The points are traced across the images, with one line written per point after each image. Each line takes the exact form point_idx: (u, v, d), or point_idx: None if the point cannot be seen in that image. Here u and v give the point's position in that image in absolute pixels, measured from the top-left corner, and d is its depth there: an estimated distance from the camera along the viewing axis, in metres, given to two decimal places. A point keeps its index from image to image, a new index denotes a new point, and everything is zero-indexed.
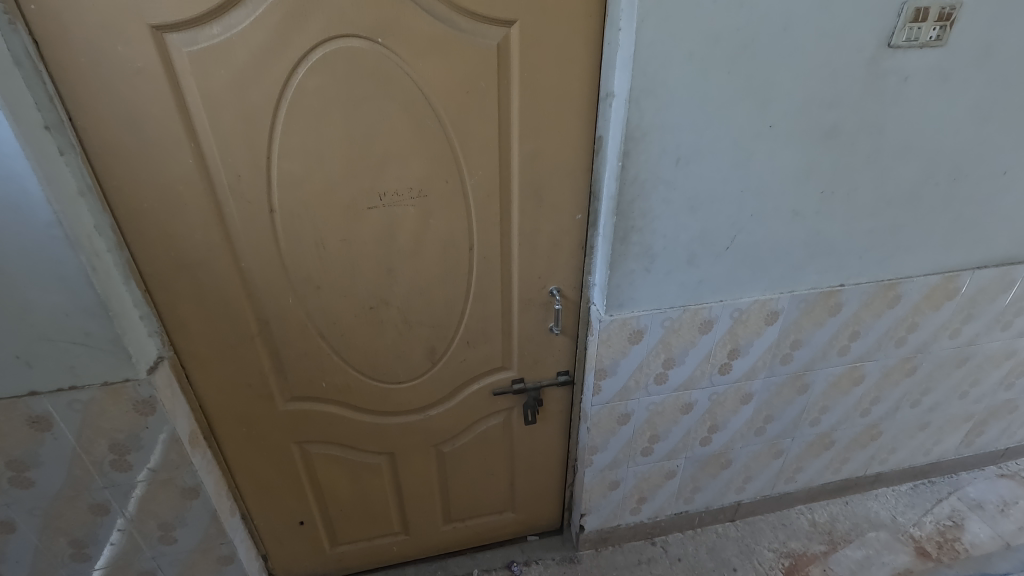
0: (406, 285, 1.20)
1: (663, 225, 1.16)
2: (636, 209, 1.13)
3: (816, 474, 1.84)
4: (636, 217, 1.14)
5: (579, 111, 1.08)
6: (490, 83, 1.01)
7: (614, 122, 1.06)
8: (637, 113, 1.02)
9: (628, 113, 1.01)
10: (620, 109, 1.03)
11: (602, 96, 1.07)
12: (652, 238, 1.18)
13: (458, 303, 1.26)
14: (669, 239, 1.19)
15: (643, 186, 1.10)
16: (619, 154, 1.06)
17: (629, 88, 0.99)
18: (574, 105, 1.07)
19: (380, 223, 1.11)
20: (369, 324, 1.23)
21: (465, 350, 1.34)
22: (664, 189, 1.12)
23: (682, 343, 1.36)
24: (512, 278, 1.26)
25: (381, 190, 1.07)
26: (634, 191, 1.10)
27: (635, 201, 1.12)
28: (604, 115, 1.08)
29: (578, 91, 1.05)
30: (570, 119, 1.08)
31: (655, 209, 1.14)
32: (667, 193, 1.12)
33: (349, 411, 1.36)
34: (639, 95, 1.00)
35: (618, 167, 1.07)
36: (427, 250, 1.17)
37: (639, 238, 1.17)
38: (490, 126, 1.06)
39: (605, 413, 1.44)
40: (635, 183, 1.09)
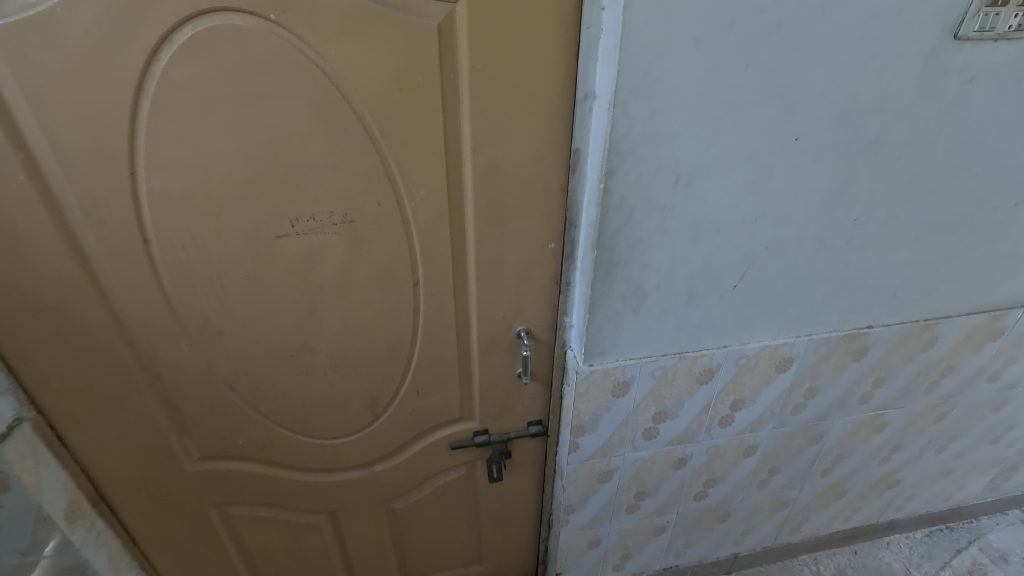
0: (335, 327, 0.96)
1: (655, 260, 0.93)
2: (622, 241, 0.89)
3: (825, 523, 1.63)
4: (622, 250, 0.90)
5: (551, 115, 0.83)
6: (431, 78, 0.77)
7: (595, 131, 0.82)
8: (625, 120, 0.77)
9: (611, 120, 0.77)
10: (601, 115, 0.79)
11: (578, 97, 0.82)
12: (642, 274, 0.94)
13: (403, 347, 1.03)
14: (663, 275, 0.95)
15: (632, 213, 0.86)
16: (601, 174, 0.82)
17: (614, 87, 0.75)
18: (544, 106, 0.82)
19: (294, 256, 0.87)
20: (291, 373, 1.00)
21: (415, 400, 1.11)
22: (657, 217, 0.88)
23: (676, 394, 1.13)
24: (469, 318, 1.03)
25: (293, 215, 0.83)
26: (621, 219, 0.86)
27: (622, 231, 0.88)
28: (582, 121, 0.83)
29: (548, 89, 0.81)
30: (539, 125, 0.83)
31: (646, 241, 0.90)
32: (661, 222, 0.88)
33: (276, 469, 1.14)
34: (626, 98, 0.75)
35: (599, 189, 0.83)
36: (360, 287, 0.93)
37: (625, 275, 0.93)
38: (433, 135, 0.81)
39: (584, 471, 1.22)
40: (622, 209, 0.85)
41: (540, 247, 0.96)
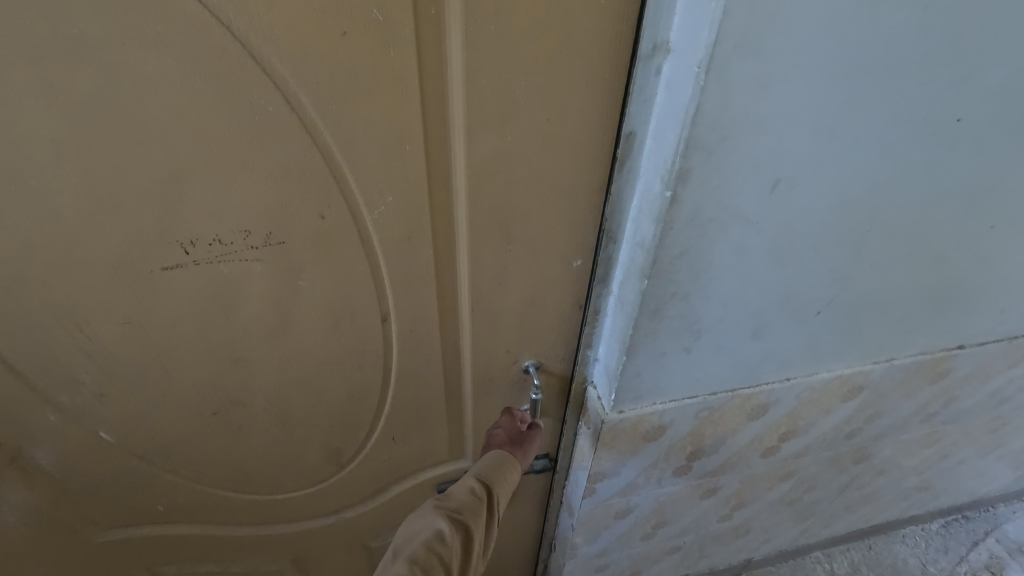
0: (273, 378, 0.69)
1: (725, 289, 0.65)
2: (685, 268, 0.61)
3: (845, 525, 1.50)
4: (682, 280, 0.62)
5: (593, 77, 0.52)
6: (394, 17, 0.44)
7: (664, 108, 0.51)
8: (720, 95, 0.46)
9: (698, 95, 0.46)
10: (678, 85, 0.48)
11: (638, 50, 0.50)
12: (702, 307, 0.67)
13: (371, 393, 0.76)
14: (729, 306, 0.68)
15: (705, 231, 0.57)
16: (668, 177, 0.52)
17: (711, 38, 0.43)
18: (583, 64, 0.51)
19: (197, 294, 0.57)
20: (217, 433, 0.73)
21: (391, 446, 0.87)
22: (738, 235, 0.59)
23: (719, 432, 0.90)
24: (459, 353, 0.76)
25: (182, 238, 0.52)
26: (687, 240, 0.58)
27: (686, 255, 0.60)
28: (642, 89, 0.52)
29: (593, 35, 0.49)
30: (572, 94, 0.52)
31: (716, 266, 0.62)
32: (742, 241, 0.60)
33: (216, 527, 0.90)
34: (729, 58, 0.44)
35: (662, 199, 0.54)
36: (304, 327, 0.65)
37: (680, 310, 0.66)
38: (402, 114, 0.50)
39: (598, 511, 1.02)
40: (692, 226, 0.57)
41: (561, 264, 0.68)
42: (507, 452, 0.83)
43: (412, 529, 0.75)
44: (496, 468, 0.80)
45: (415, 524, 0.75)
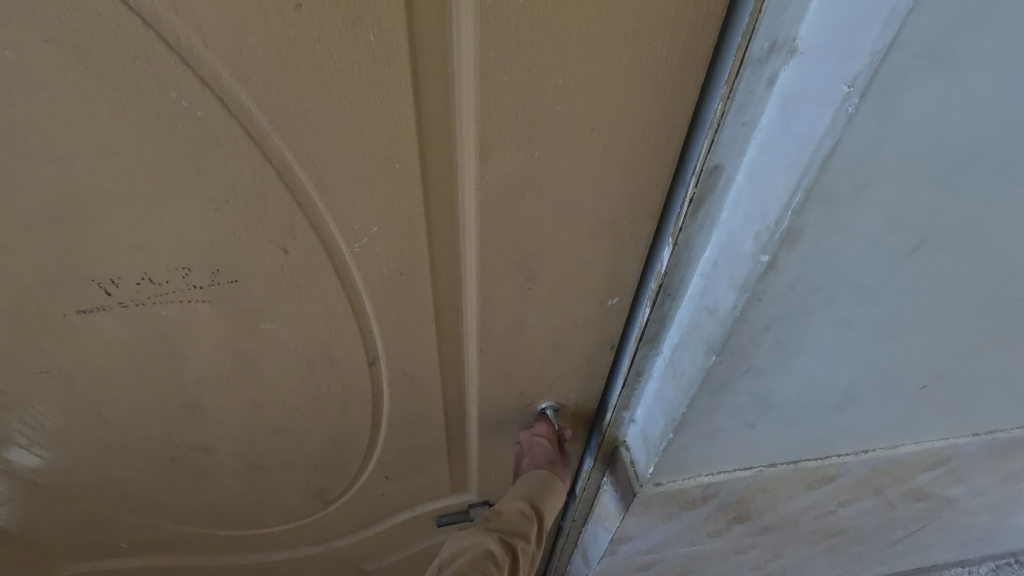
0: (239, 424, 0.57)
1: (820, 372, 0.48)
2: (769, 347, 0.44)
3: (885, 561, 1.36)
4: (762, 360, 0.46)
5: (658, 76, 0.36)
6: None
7: (773, 138, 0.34)
8: (877, 128, 0.29)
9: (840, 127, 0.29)
10: (805, 108, 0.31)
11: (747, 48, 0.32)
12: (783, 389, 0.50)
13: (359, 436, 0.65)
14: (822, 390, 0.51)
15: (808, 306, 0.41)
16: (767, 237, 0.35)
17: (883, 39, 0.25)
18: (650, 58, 0.35)
19: (131, 338, 0.45)
20: (179, 477, 0.62)
21: (385, 484, 0.76)
22: (853, 315, 0.42)
23: (771, 500, 0.77)
24: (464, 395, 0.64)
25: (99, 276, 0.40)
26: (779, 316, 0.41)
27: (773, 333, 0.43)
28: (742, 107, 0.35)
29: (669, 17, 0.33)
30: (629, 98, 0.37)
31: (813, 348, 0.45)
32: (857, 321, 0.43)
33: (191, 559, 0.81)
34: (906, 72, 0.27)
35: (753, 264, 0.37)
36: (273, 372, 0.52)
37: (752, 391, 0.50)
38: (387, 123, 0.35)
39: (618, 563, 0.91)
40: (790, 299, 0.40)
41: (595, 304, 0.54)
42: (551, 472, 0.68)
43: (459, 547, 0.66)
44: (544, 486, 0.68)
45: (462, 541, 0.66)
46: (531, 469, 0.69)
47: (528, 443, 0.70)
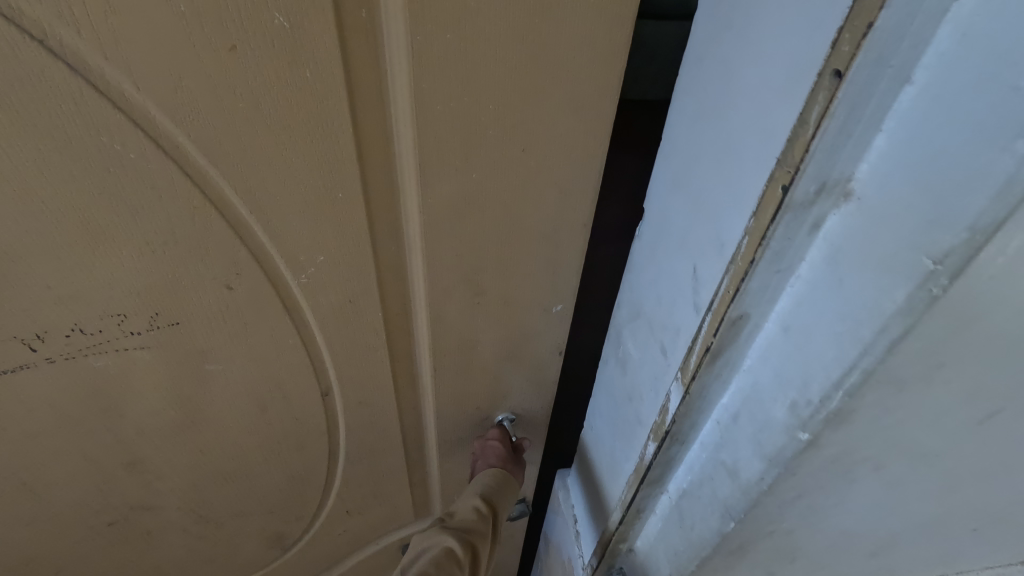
0: (185, 475, 0.54)
1: (848, 529, 0.43)
2: (796, 511, 0.39)
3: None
4: (786, 525, 0.40)
5: (580, 98, 0.40)
6: (305, 25, 0.31)
7: (816, 297, 0.29)
8: (959, 311, 0.24)
9: (921, 308, 0.24)
10: (863, 274, 0.26)
11: (788, 191, 0.27)
12: (807, 546, 0.45)
13: (317, 472, 0.63)
14: (848, 544, 0.46)
15: (846, 476, 0.35)
16: (808, 415, 0.30)
17: (994, 214, 0.21)
18: (567, 83, 0.39)
19: (59, 396, 0.42)
20: (119, 544, 0.58)
21: (347, 519, 0.74)
22: (896, 479, 0.37)
23: None
24: (422, 417, 0.64)
25: (25, 334, 0.37)
26: (812, 484, 0.36)
27: (803, 502, 0.38)
28: (778, 256, 0.29)
29: (578, 48, 0.37)
30: (549, 121, 0.41)
31: (843, 513, 0.40)
32: (897, 484, 0.38)
33: None
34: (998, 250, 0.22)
35: (790, 440, 0.32)
36: (221, 415, 0.51)
37: (771, 550, 0.44)
38: (327, 154, 0.36)
39: None
40: (828, 470, 0.34)
41: (542, 314, 0.57)
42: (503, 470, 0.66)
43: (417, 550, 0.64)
44: (498, 483, 0.65)
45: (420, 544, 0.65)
46: (484, 468, 0.67)
47: (480, 448, 0.69)
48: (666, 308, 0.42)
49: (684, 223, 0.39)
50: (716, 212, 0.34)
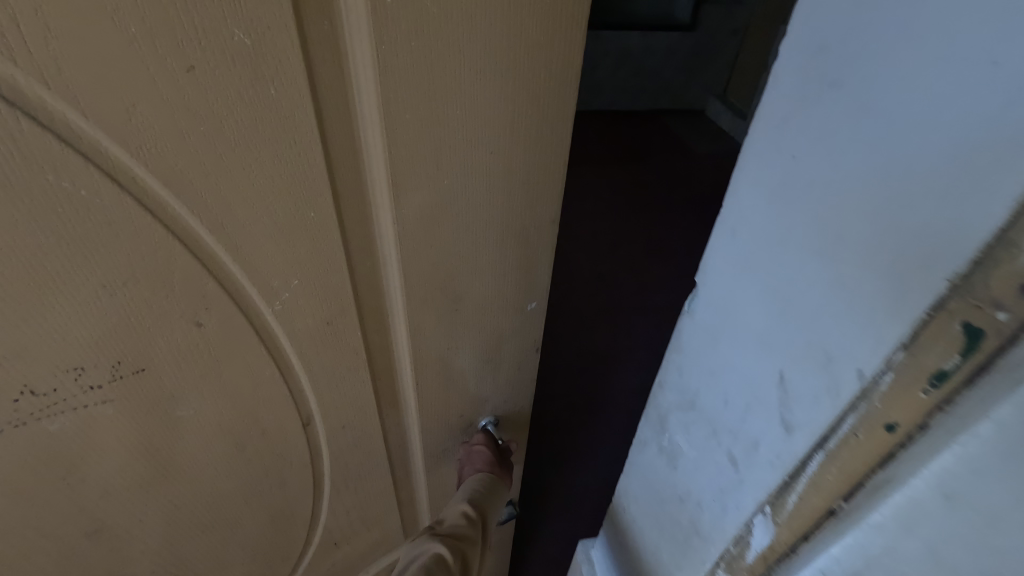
0: (157, 535, 0.50)
1: None
2: None
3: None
4: None
5: (541, 95, 0.41)
6: (266, 40, 0.29)
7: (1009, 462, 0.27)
8: None
9: None
10: None
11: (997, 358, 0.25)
12: None
13: (301, 507, 0.60)
14: None
15: None
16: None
17: None
18: (529, 88, 0.40)
19: (10, 468, 0.38)
20: None
21: (334, 552, 0.71)
22: None
23: None
24: (405, 433, 0.63)
25: None
26: None
27: None
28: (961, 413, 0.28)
29: (538, 53, 0.38)
30: (515, 126, 0.41)
31: None
32: None
33: None
34: None
35: None
36: (196, 463, 0.47)
37: None
38: (296, 174, 0.35)
39: None
40: None
41: (516, 316, 0.57)
42: (491, 475, 0.66)
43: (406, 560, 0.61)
44: (487, 488, 0.65)
45: (409, 553, 0.62)
46: (472, 473, 0.67)
47: (466, 455, 0.68)
48: (752, 391, 0.41)
49: (765, 311, 0.38)
50: (821, 324, 0.34)
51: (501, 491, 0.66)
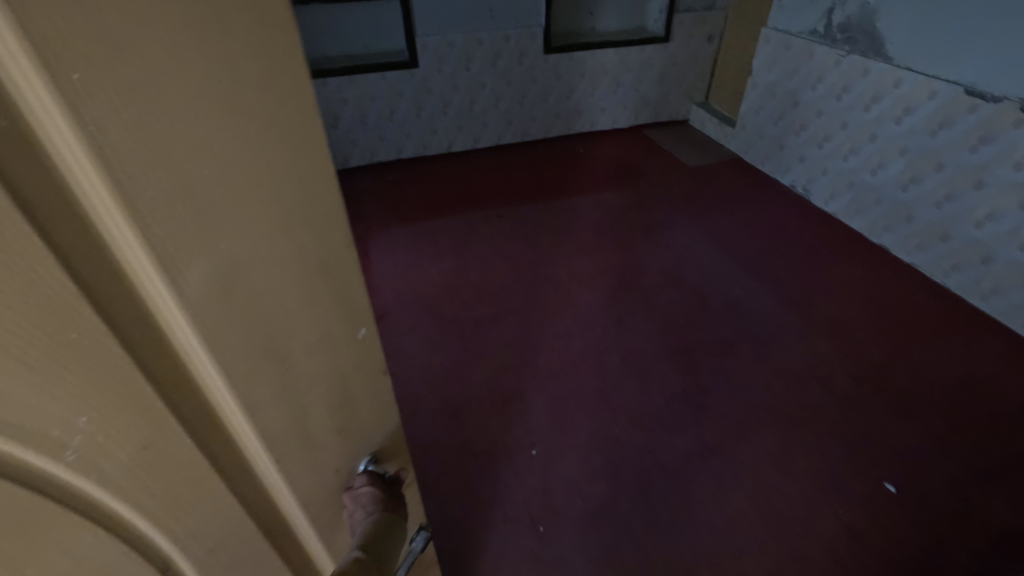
0: None
1: None
2: None
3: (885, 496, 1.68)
4: None
5: (291, 131, 0.37)
6: None
7: None
8: None
9: None
10: None
11: None
12: None
13: None
14: None
15: None
16: None
17: None
18: (277, 107, 0.35)
19: None
20: None
21: None
22: None
23: None
24: (289, 517, 0.57)
25: None
26: None
27: None
28: None
29: (277, 73, 0.34)
30: (277, 154, 0.37)
31: None
32: None
33: None
34: None
35: None
36: None
37: None
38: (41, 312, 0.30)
39: None
40: None
41: (360, 345, 0.52)
42: (383, 513, 0.57)
43: None
44: (380, 528, 0.55)
45: None
46: (355, 521, 0.57)
47: (350, 501, 0.60)
48: None
49: None
50: None
51: (399, 530, 0.57)
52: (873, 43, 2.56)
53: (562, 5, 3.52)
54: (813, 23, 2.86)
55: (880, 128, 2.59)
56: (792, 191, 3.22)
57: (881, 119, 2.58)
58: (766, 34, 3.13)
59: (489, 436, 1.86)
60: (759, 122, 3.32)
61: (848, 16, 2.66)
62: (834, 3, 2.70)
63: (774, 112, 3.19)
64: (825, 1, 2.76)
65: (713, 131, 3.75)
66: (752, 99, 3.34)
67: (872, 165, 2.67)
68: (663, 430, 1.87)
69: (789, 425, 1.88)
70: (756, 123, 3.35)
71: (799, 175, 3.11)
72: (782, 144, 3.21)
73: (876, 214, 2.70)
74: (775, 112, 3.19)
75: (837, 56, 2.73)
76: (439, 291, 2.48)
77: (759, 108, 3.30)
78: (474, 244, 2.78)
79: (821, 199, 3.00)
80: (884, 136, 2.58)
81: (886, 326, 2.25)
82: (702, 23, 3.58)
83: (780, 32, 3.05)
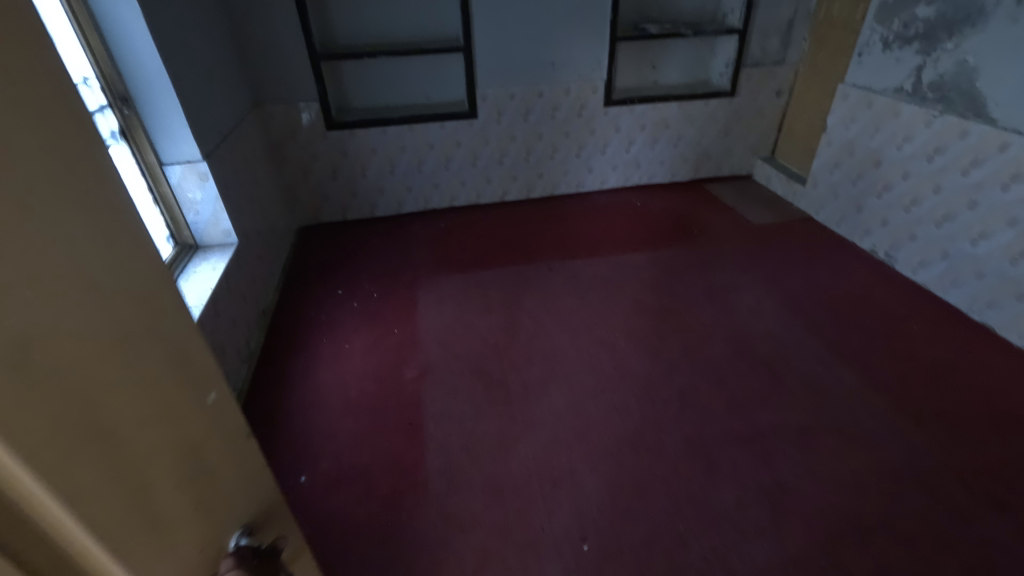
0: None
1: None
2: None
3: None
4: None
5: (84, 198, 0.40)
6: None
7: None
8: None
9: None
10: None
11: None
12: None
13: None
14: None
15: None
16: None
17: None
18: (40, 155, 0.37)
19: None
20: None
21: None
22: None
23: None
24: None
25: None
26: None
27: None
28: None
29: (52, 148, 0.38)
30: (69, 215, 0.38)
31: None
32: None
33: None
34: None
35: None
36: None
37: None
38: None
39: None
40: None
41: (208, 407, 0.52)
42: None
43: None
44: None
45: None
46: None
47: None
48: None
49: None
50: None
51: None
52: (974, 102, 2.33)
53: (625, 58, 3.46)
54: (899, 80, 2.65)
55: (983, 195, 2.32)
56: (872, 255, 2.91)
57: (983, 184, 2.32)
58: (844, 90, 2.96)
59: (534, 522, 1.68)
60: (833, 180, 3.10)
61: (941, 74, 2.44)
62: (925, 60, 2.50)
63: (851, 171, 2.97)
64: (913, 58, 2.56)
65: (780, 187, 3.54)
66: (825, 157, 3.13)
67: (973, 234, 2.38)
68: (736, 534, 1.63)
69: (891, 542, 1.59)
70: (829, 181, 3.12)
71: (882, 240, 2.83)
72: (859, 205, 2.95)
73: (979, 288, 2.39)
74: (852, 171, 2.96)
75: (928, 116, 2.51)
76: (484, 349, 2.36)
77: (833, 166, 3.08)
78: (525, 299, 2.66)
79: (908, 266, 2.71)
80: (987, 202, 2.31)
81: (999, 423, 1.93)
82: (769, 77, 3.47)
83: (861, 88, 2.86)
